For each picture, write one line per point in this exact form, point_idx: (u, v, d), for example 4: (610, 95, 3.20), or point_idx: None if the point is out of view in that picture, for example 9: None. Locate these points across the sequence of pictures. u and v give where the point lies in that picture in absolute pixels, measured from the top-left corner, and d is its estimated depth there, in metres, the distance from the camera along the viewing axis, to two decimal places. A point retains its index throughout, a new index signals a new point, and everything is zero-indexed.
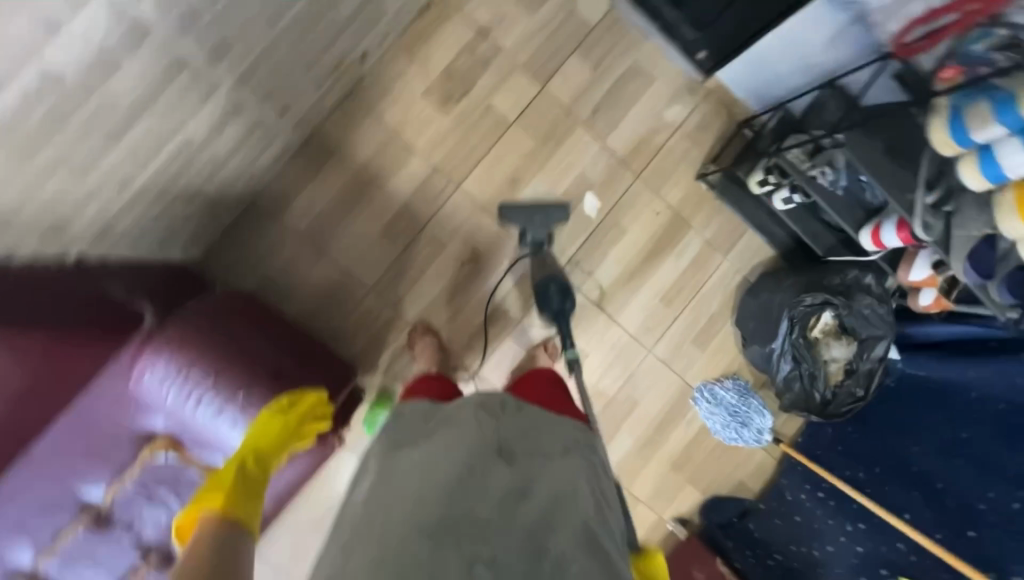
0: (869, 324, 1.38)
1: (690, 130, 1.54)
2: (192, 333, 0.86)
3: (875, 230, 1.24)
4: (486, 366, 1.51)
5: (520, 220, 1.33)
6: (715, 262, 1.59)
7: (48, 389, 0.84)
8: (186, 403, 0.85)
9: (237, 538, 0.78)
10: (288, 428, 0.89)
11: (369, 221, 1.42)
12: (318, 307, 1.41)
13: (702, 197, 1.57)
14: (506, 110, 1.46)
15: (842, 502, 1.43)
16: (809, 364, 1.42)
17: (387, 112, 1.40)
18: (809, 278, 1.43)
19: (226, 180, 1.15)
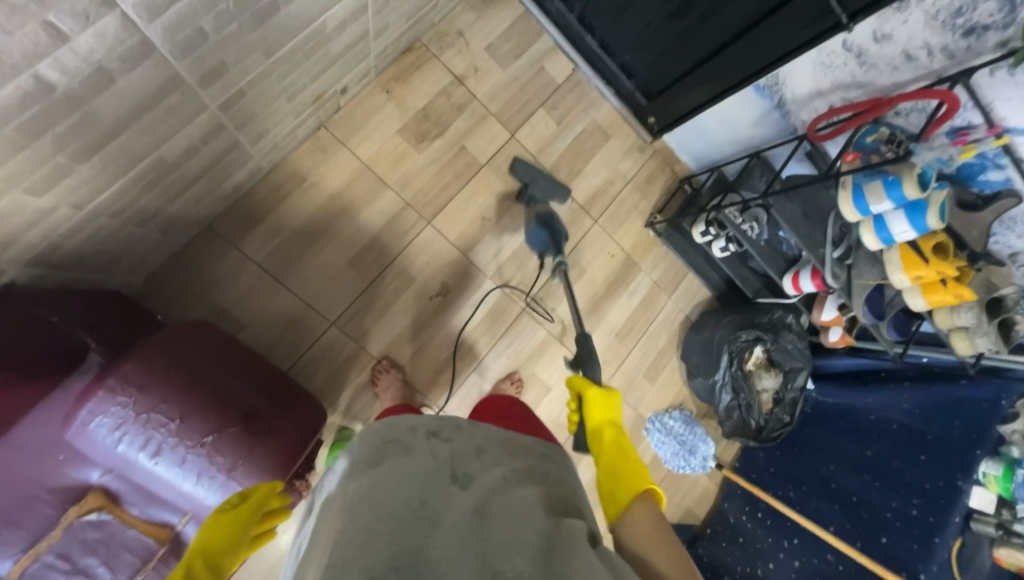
0: (791, 357, 1.57)
1: (640, 183, 1.73)
2: (158, 372, 0.78)
3: (794, 277, 1.45)
4: (451, 402, 1.49)
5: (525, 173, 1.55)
6: (662, 300, 1.75)
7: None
8: (142, 453, 0.76)
9: None
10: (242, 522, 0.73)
11: (336, 252, 1.38)
12: (274, 342, 1.32)
13: (651, 242, 1.75)
14: (478, 153, 1.53)
15: (777, 521, 1.57)
16: (746, 394, 1.59)
17: (361, 146, 1.41)
18: (743, 317, 1.61)
19: (189, 202, 1.08)
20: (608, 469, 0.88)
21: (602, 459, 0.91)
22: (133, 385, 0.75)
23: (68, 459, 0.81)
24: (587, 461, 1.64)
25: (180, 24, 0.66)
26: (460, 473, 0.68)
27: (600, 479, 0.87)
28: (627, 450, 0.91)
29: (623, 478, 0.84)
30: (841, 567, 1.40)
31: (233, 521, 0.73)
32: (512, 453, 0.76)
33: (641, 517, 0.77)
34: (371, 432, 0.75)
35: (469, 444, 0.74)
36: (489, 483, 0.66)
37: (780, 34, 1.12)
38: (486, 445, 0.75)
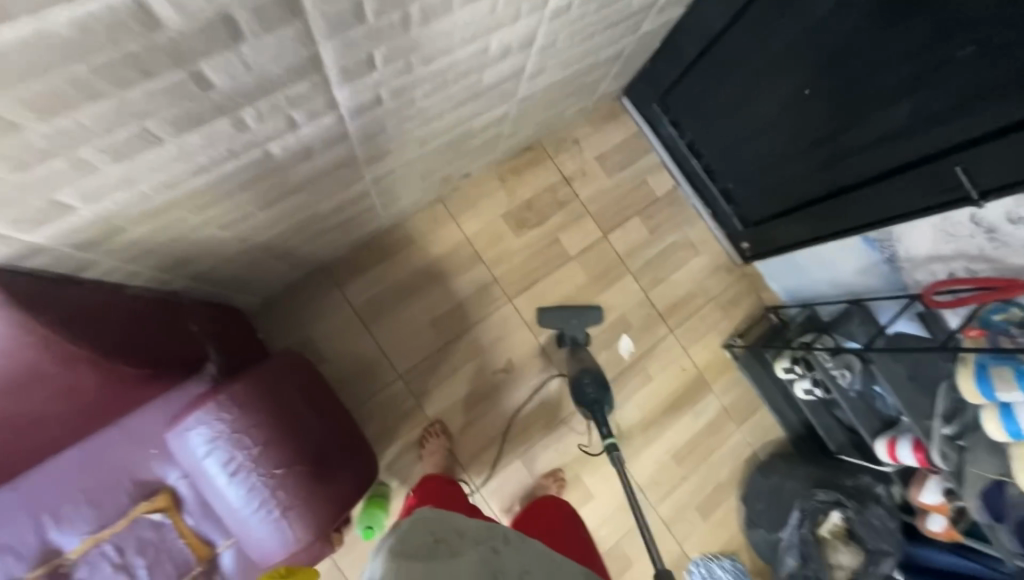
0: (878, 536, 1.36)
1: (723, 303, 1.72)
2: (257, 397, 0.85)
3: (890, 443, 1.31)
4: (490, 484, 1.46)
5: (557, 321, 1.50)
6: (729, 429, 1.65)
7: (97, 413, 0.82)
8: (224, 469, 0.82)
9: None
10: None
11: (422, 311, 1.48)
12: (346, 381, 1.40)
13: (725, 365, 1.69)
14: (570, 246, 1.62)
15: None
16: (816, 565, 1.39)
17: (468, 222, 1.55)
18: (822, 473, 1.47)
19: (318, 248, 1.24)
20: None
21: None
22: (237, 403, 0.83)
23: (156, 455, 0.89)
24: None
25: (372, 121, 0.81)
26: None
27: None
28: None
29: None
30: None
31: None
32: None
33: None
34: (417, 521, 0.73)
35: (515, 562, 0.71)
36: None
37: (899, 195, 1.12)
38: (533, 561, 0.73)
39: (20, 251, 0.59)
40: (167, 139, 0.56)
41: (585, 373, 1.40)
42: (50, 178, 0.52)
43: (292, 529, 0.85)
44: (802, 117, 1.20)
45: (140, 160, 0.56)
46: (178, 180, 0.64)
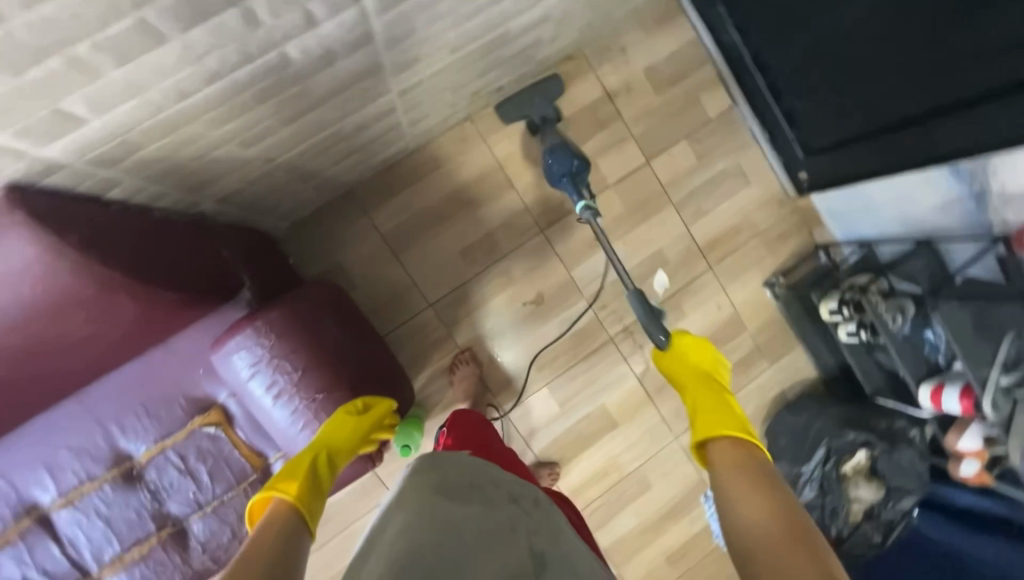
0: (902, 475, 1.39)
1: (770, 239, 1.60)
2: (292, 325, 0.85)
3: (935, 391, 1.26)
4: (517, 409, 1.51)
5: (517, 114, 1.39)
6: (760, 368, 1.63)
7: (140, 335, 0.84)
8: (266, 391, 0.84)
9: (298, 540, 0.66)
10: (359, 431, 0.87)
11: (451, 239, 1.43)
12: (377, 309, 1.40)
13: (765, 304, 1.62)
14: (608, 173, 1.51)
15: None
16: (834, 497, 1.41)
17: (500, 144, 1.44)
18: (854, 414, 1.44)
19: (342, 171, 1.17)
20: (711, 409, 0.94)
21: (698, 407, 0.96)
22: (273, 329, 0.84)
23: (205, 374, 0.93)
24: (635, 508, 1.59)
25: (399, 18, 0.70)
26: (536, 550, 0.71)
27: (699, 412, 0.95)
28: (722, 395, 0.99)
29: (721, 417, 0.90)
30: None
31: (356, 430, 0.86)
32: (572, 551, 0.76)
33: (725, 454, 0.81)
34: (449, 465, 0.81)
35: (545, 528, 0.77)
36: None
37: (1006, 117, 0.95)
38: (562, 532, 0.79)
39: (36, 167, 0.57)
40: (171, 36, 0.48)
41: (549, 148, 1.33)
42: (49, 82, 0.46)
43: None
44: (895, 20, 1.00)
45: (144, 61, 0.50)
46: (189, 88, 0.57)
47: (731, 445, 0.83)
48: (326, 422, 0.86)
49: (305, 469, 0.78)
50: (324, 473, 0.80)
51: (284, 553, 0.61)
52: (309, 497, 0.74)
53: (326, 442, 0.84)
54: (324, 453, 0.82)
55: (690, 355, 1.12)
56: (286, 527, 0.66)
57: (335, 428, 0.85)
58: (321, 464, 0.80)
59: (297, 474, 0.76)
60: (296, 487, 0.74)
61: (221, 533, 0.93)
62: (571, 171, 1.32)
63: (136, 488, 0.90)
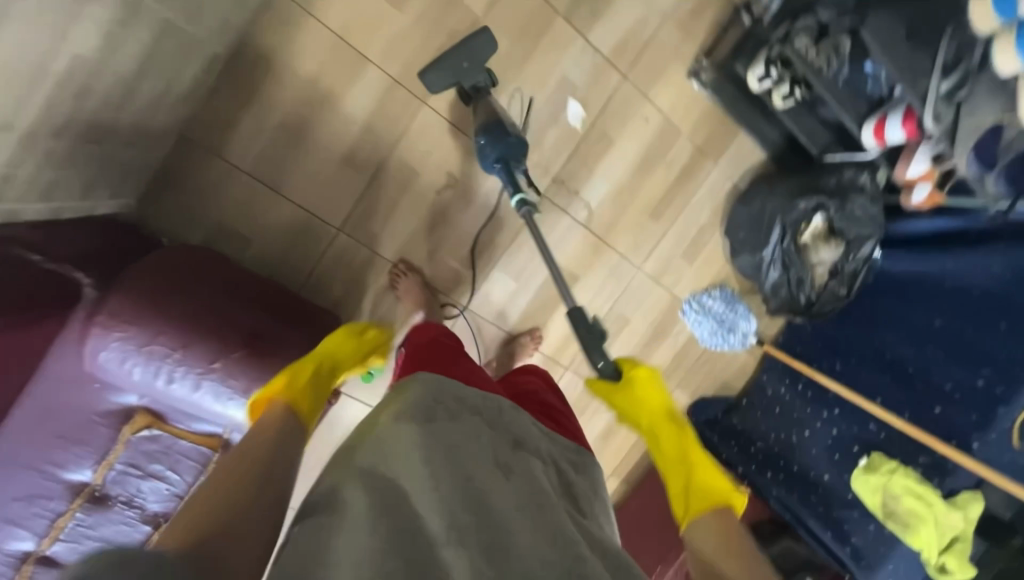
0: (858, 223, 1.36)
1: (682, 17, 1.37)
2: (148, 303, 0.77)
3: (877, 125, 1.18)
4: (475, 300, 1.46)
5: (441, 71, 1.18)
6: (705, 169, 1.53)
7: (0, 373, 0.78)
8: (157, 379, 0.77)
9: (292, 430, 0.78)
10: (357, 349, 0.97)
11: (327, 150, 1.23)
12: (285, 255, 1.27)
13: (694, 97, 1.45)
14: (473, 2, 1.23)
15: (818, 391, 1.51)
16: (797, 269, 1.41)
17: (330, 10, 1.15)
18: (804, 180, 1.37)
19: (143, 111, 0.95)
20: (676, 468, 0.99)
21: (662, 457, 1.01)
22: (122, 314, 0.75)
23: (103, 386, 0.85)
24: (619, 346, 1.63)
25: None
26: (502, 459, 0.65)
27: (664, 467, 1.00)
28: (686, 443, 1.01)
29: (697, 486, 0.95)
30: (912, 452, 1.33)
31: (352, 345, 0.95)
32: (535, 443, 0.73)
33: (707, 527, 0.91)
34: (411, 387, 0.72)
35: (509, 433, 0.71)
36: (533, 478, 0.64)
37: None
38: (528, 436, 0.73)
39: None
40: None
41: (484, 128, 1.16)
42: None
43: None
44: None
45: None
46: None
47: (714, 518, 0.91)
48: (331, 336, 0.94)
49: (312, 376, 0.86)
50: (326, 378, 0.90)
51: (270, 460, 0.71)
52: (306, 405, 0.84)
53: (331, 352, 0.92)
54: (325, 361, 0.90)
55: (639, 389, 1.05)
56: (273, 433, 0.75)
57: (338, 343, 0.93)
58: (325, 369, 0.90)
59: (305, 377, 0.85)
60: (299, 387, 0.83)
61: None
62: (502, 156, 1.16)
63: (108, 506, 0.91)
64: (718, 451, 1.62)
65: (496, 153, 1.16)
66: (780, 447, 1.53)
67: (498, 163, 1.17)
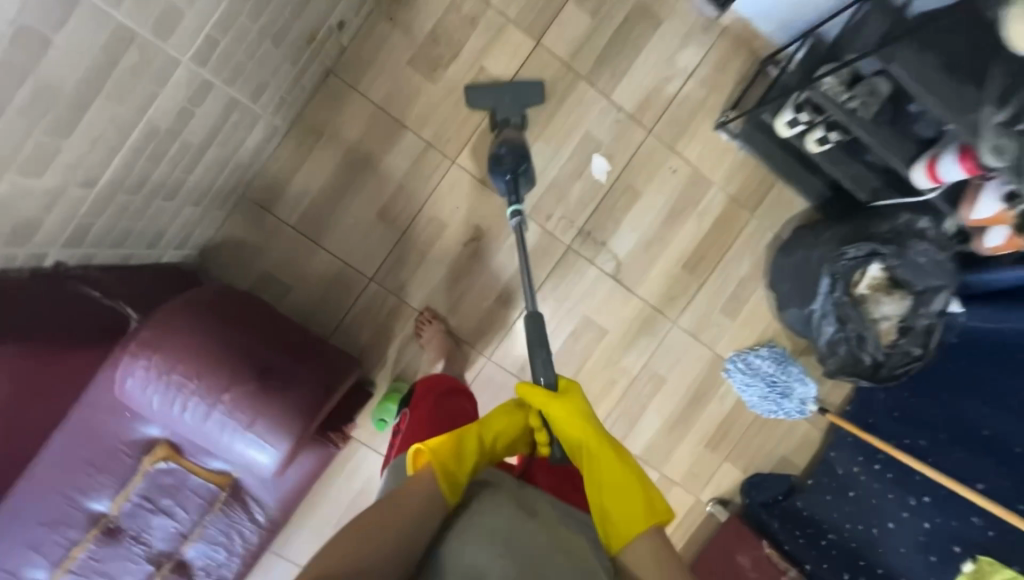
0: (923, 274, 1.21)
1: (705, 76, 1.41)
2: (175, 322, 0.83)
3: (930, 164, 1.07)
4: (499, 351, 1.43)
5: (485, 101, 1.25)
6: (741, 220, 1.47)
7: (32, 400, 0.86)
8: (171, 408, 0.81)
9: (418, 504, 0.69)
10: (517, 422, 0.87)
11: (362, 205, 1.34)
12: (319, 302, 1.35)
13: (723, 148, 1.44)
14: (500, 72, 1.35)
15: (901, 473, 1.29)
16: (856, 324, 1.26)
17: (373, 86, 1.31)
18: (850, 228, 1.24)
19: (207, 175, 1.10)
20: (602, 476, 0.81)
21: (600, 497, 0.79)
22: (156, 337, 0.82)
23: (133, 415, 0.91)
24: (657, 407, 1.50)
25: None
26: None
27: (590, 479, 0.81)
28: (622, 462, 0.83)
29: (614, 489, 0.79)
30: None
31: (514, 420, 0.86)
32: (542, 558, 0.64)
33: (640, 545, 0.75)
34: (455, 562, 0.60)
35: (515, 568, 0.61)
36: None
37: None
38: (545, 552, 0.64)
39: None
40: None
41: (507, 143, 1.19)
42: None
43: (269, 443, 0.83)
44: None
45: None
46: None
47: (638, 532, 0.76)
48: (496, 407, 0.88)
49: (466, 446, 0.79)
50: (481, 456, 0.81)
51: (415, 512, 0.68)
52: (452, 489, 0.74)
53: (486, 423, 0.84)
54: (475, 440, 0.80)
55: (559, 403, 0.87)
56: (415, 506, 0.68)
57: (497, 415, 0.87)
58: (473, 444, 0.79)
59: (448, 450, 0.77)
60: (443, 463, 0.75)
61: (243, 528, 0.96)
62: (516, 168, 1.18)
63: (119, 539, 0.92)
64: (779, 540, 1.40)
65: (513, 164, 1.18)
66: (858, 541, 1.31)
67: (509, 175, 1.18)
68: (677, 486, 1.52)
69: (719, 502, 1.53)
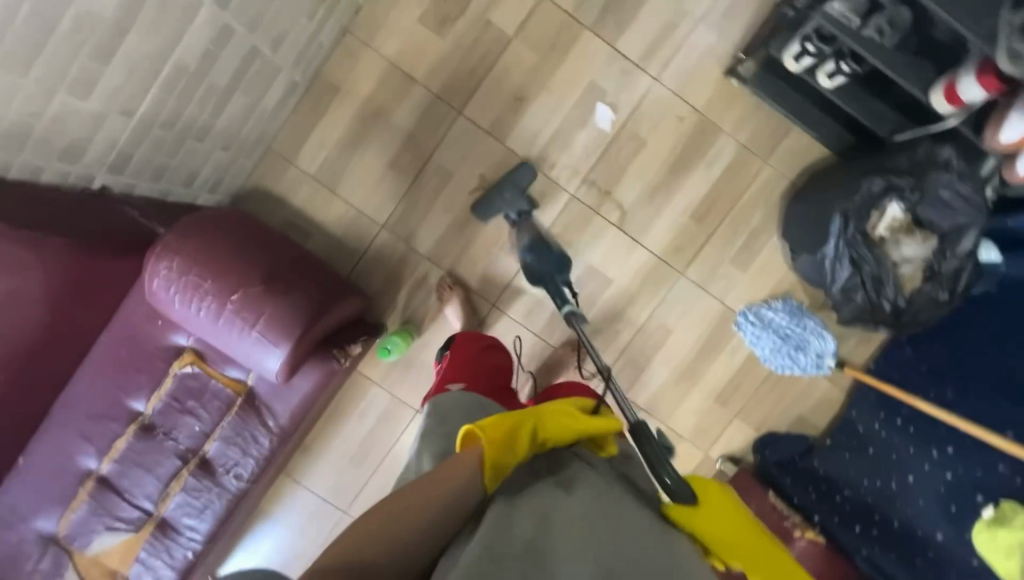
0: (951, 211, 1.14)
1: (715, 20, 1.38)
2: (194, 236, 0.98)
3: (950, 85, 1.01)
4: (504, 298, 1.47)
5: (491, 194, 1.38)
6: (754, 168, 1.42)
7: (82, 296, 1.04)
8: (190, 307, 0.96)
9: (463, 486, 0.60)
10: (584, 425, 0.71)
11: (375, 157, 1.42)
12: (336, 248, 1.45)
13: (734, 94, 1.41)
14: (506, 25, 1.39)
15: (925, 428, 1.22)
16: (873, 266, 1.19)
17: (385, 43, 1.39)
18: (866, 164, 1.19)
19: (233, 121, 1.21)
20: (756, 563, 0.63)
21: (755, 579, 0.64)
22: (179, 247, 0.97)
23: (165, 324, 1.07)
24: (663, 360, 1.48)
25: None
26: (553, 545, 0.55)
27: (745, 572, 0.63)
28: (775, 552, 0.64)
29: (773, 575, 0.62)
30: None
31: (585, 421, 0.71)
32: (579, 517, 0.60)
33: None
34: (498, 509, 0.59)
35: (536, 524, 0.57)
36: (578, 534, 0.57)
37: None
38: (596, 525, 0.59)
39: None
40: None
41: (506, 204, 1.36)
42: None
43: (271, 343, 0.97)
44: None
45: None
46: None
47: None
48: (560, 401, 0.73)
49: (520, 437, 0.65)
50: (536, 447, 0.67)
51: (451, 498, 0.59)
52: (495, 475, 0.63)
53: (553, 416, 0.70)
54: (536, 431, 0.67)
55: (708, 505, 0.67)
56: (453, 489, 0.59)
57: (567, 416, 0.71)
58: (535, 434, 0.66)
59: (500, 433, 0.64)
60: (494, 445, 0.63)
61: (254, 433, 1.09)
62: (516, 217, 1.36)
63: (153, 435, 1.08)
64: (788, 495, 1.36)
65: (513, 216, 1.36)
66: (875, 496, 1.26)
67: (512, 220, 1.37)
68: (685, 441, 1.50)
69: (730, 460, 1.50)
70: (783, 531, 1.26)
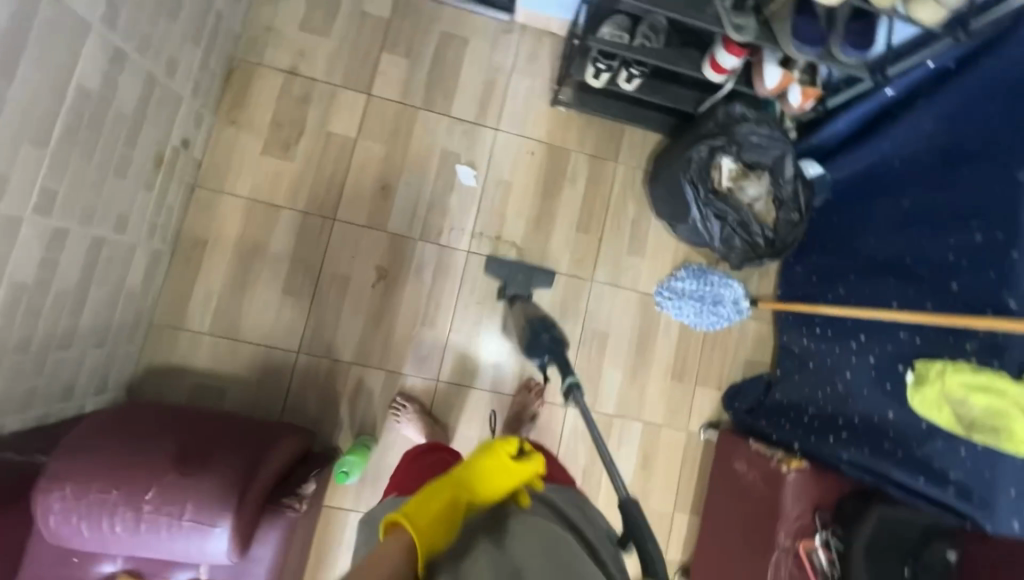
0: (765, 149, 1.34)
1: (523, 66, 1.57)
2: (84, 448, 0.92)
3: (712, 59, 1.25)
4: (445, 370, 1.46)
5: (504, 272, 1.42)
6: (609, 170, 1.59)
7: None
8: (103, 524, 0.89)
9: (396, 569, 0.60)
10: (513, 475, 0.74)
11: (266, 289, 1.40)
12: (258, 393, 1.37)
13: (566, 118, 1.58)
14: (347, 129, 1.48)
15: (837, 326, 1.34)
16: (733, 213, 1.35)
17: (238, 184, 1.42)
18: (687, 136, 1.37)
19: (100, 312, 1.15)
20: None
21: None
22: (69, 467, 0.90)
23: (82, 558, 1.00)
24: (612, 363, 1.53)
25: None
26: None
27: None
28: None
29: None
30: (959, 342, 1.08)
31: (512, 471, 0.74)
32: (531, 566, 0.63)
33: None
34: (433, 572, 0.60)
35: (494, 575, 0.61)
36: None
37: None
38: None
39: None
40: None
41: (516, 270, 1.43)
42: None
43: (205, 522, 0.90)
44: None
45: None
46: None
47: None
48: (486, 449, 0.75)
49: (452, 515, 0.67)
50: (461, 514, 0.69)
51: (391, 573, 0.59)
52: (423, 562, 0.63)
53: (477, 478, 0.72)
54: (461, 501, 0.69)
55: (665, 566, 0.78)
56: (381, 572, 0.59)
57: (494, 468, 0.73)
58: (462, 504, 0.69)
59: (427, 516, 0.65)
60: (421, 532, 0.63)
61: None
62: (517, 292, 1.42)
63: None
64: (768, 434, 1.44)
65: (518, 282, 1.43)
66: (831, 402, 1.34)
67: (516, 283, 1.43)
68: (664, 428, 1.54)
69: (711, 426, 1.56)
70: (773, 470, 1.32)
